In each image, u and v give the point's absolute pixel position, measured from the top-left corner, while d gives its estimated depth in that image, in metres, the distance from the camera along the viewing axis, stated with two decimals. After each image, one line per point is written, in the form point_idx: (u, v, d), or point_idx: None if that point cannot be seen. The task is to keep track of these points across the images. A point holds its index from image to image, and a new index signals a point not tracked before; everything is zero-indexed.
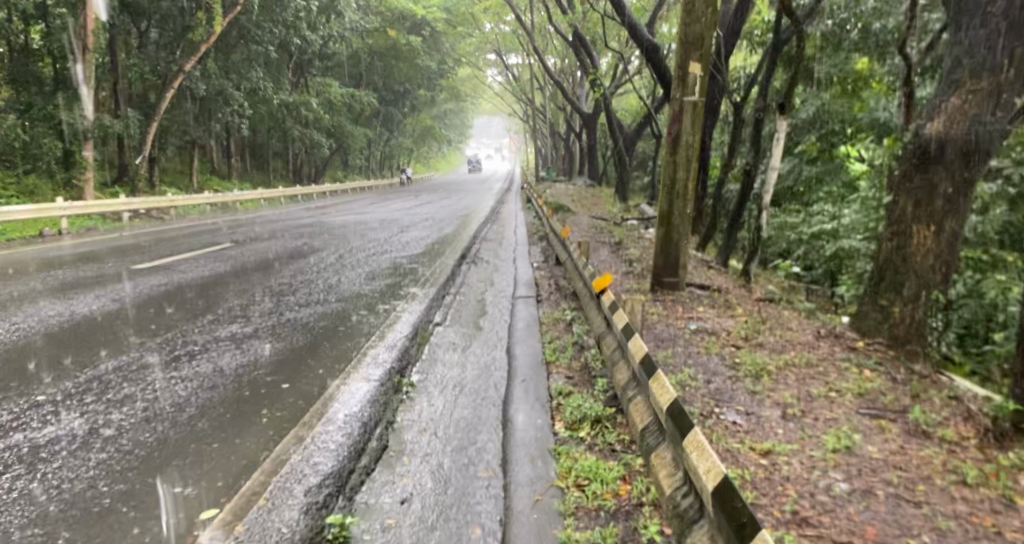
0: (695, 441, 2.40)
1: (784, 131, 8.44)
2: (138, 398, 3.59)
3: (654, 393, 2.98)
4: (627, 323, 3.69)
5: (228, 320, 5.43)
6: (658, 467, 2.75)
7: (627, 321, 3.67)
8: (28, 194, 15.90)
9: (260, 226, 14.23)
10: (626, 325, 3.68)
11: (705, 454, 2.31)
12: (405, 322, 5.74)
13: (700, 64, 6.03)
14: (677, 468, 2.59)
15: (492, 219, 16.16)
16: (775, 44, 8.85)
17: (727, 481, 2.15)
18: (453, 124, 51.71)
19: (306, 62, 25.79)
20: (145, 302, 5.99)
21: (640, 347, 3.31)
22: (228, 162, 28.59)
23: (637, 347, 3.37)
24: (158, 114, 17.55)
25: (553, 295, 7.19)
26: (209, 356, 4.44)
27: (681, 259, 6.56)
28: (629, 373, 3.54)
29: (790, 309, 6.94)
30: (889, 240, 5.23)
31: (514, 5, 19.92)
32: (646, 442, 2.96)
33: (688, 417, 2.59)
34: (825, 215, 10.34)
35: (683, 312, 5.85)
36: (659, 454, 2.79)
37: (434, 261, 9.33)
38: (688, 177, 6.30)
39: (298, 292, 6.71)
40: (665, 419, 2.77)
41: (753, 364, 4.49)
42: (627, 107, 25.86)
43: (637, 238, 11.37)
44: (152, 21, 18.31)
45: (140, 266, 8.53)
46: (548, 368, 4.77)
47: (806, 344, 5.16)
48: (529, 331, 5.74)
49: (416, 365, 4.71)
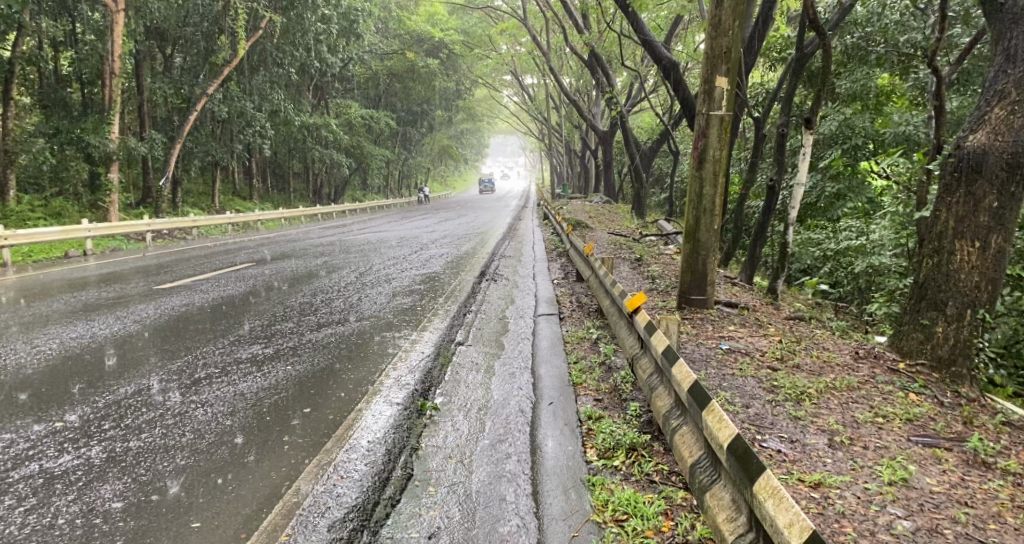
0: (767, 485, 2.27)
1: (810, 145, 8.25)
2: (157, 423, 3.46)
3: (706, 425, 2.82)
4: (668, 346, 3.49)
5: (247, 342, 5.32)
6: (715, 509, 2.60)
7: (669, 344, 3.48)
8: (53, 216, 16.10)
9: (278, 245, 14.24)
10: (667, 348, 3.48)
11: (782, 501, 2.18)
12: (425, 342, 5.60)
13: (727, 78, 5.91)
14: (740, 512, 2.45)
15: (509, 236, 16.06)
16: (798, 58, 8.69)
17: (813, 538, 1.99)
18: (469, 143, 51.88)
19: (324, 83, 26.07)
20: (164, 323, 5.92)
21: (687, 375, 3.12)
22: (247, 183, 28.89)
23: (683, 374, 3.18)
24: (180, 135, 17.73)
25: (577, 313, 7.03)
26: (229, 379, 4.31)
27: (709, 277, 6.37)
28: (671, 401, 3.36)
29: (823, 327, 6.72)
30: (928, 256, 5.02)
31: (530, 25, 20.02)
32: (698, 479, 2.80)
33: (753, 457, 2.44)
34: (852, 230, 10.10)
35: (713, 331, 5.66)
36: (715, 494, 2.64)
37: (453, 279, 9.22)
38: (716, 193, 6.15)
39: (317, 311, 6.62)
40: (722, 457, 2.62)
41: (793, 388, 4.29)
42: (644, 124, 25.79)
43: (657, 254, 11.19)
44: (175, 44, 18.62)
45: (160, 286, 8.50)
46: (576, 391, 4.60)
47: (845, 365, 4.94)
48: (553, 351, 5.58)
49: (439, 387, 4.55)
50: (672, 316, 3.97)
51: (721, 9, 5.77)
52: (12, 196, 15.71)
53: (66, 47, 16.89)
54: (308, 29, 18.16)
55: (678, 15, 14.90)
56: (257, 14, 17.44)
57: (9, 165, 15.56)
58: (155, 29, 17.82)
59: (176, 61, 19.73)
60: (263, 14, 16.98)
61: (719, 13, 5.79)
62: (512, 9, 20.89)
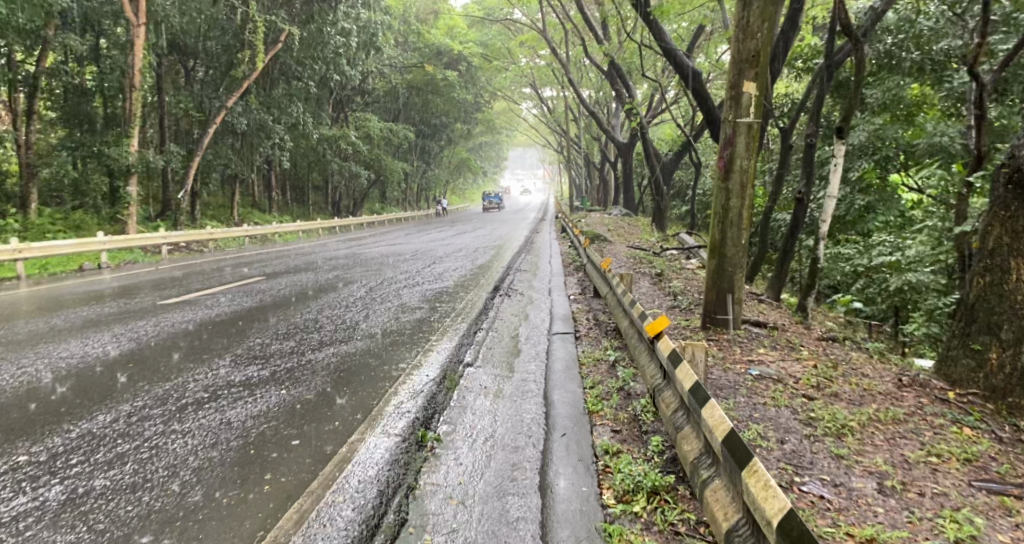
0: None
1: (843, 156, 7.81)
2: (128, 458, 3.23)
3: (746, 485, 2.44)
4: (697, 382, 3.07)
5: (244, 363, 5.08)
6: None
7: (697, 381, 3.06)
8: (73, 229, 16.00)
9: (292, 258, 14.05)
10: (696, 386, 3.06)
11: None
12: (432, 364, 5.27)
13: (755, 83, 5.54)
14: None
15: (526, 249, 15.76)
16: (828, 66, 8.28)
17: None
18: (486, 155, 51.42)
19: (343, 96, 26.11)
20: (161, 343, 5.67)
21: (722, 423, 2.71)
22: (265, 196, 28.90)
23: (716, 420, 2.78)
24: (200, 148, 17.68)
25: (594, 332, 6.66)
26: (217, 406, 4.05)
27: (735, 295, 5.95)
28: (701, 446, 2.96)
29: (858, 350, 6.27)
30: (981, 275, 4.57)
31: (549, 36, 19.77)
32: None
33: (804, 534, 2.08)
34: (886, 245, 9.59)
35: (741, 355, 5.25)
36: None
37: (466, 294, 8.90)
38: (744, 205, 5.76)
39: (321, 329, 6.34)
40: (764, 529, 2.25)
41: (832, 420, 3.88)
42: (665, 136, 25.48)
43: (679, 269, 10.77)
44: (197, 57, 18.71)
45: (166, 301, 8.30)
46: (592, 420, 4.24)
47: (888, 394, 4.50)
48: (568, 374, 5.21)
49: (443, 415, 4.22)
50: (698, 341, 3.57)
51: (749, 11, 5.42)
52: (33, 209, 15.76)
53: (91, 62, 17.04)
54: (328, 42, 18.06)
55: (700, 24, 14.57)
56: (277, 27, 17.44)
57: (31, 178, 15.62)
58: (177, 43, 17.89)
59: (197, 75, 19.81)
60: (283, 27, 16.96)
61: (748, 14, 5.43)
62: (532, 22, 20.71)
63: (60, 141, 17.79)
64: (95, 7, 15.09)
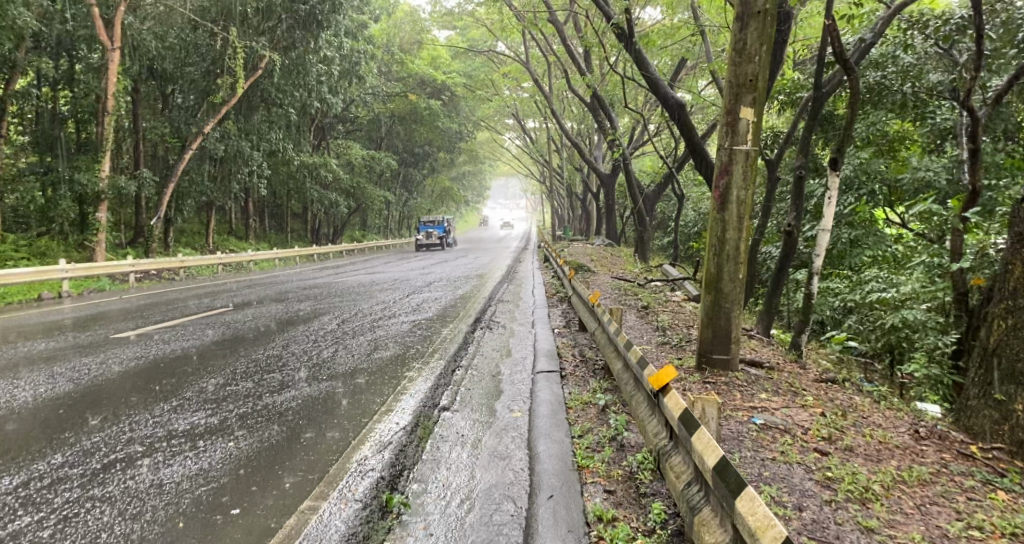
0: None
1: (837, 188, 7.48)
2: (24, 539, 2.88)
3: None
4: (723, 458, 2.60)
5: (190, 409, 4.53)
6: None
7: (723, 458, 2.60)
8: (36, 256, 15.23)
9: (265, 287, 13.44)
10: (721, 462, 2.59)
11: None
12: (404, 409, 4.75)
13: (753, 109, 5.20)
14: None
15: (508, 279, 15.37)
16: (818, 97, 8.05)
17: None
18: (470, 184, 51.32)
19: (324, 123, 25.78)
20: (104, 384, 5.11)
21: (765, 524, 2.24)
22: (242, 222, 28.07)
23: (754, 516, 2.31)
24: (174, 174, 17.06)
25: (581, 371, 6.19)
26: (150, 463, 3.56)
27: (733, 333, 5.54)
28: (726, 535, 2.51)
29: (861, 393, 5.89)
30: (1001, 318, 4.23)
31: (533, 69, 19.71)
32: None
33: None
34: (878, 280, 9.29)
35: (742, 400, 4.80)
36: None
37: (444, 327, 8.40)
38: (740, 238, 5.38)
39: (285, 367, 5.81)
40: None
41: (855, 481, 3.44)
42: (647, 168, 25.52)
43: (666, 302, 10.43)
44: (173, 82, 18.25)
45: (119, 334, 7.68)
46: (583, 476, 3.78)
47: (907, 447, 4.07)
48: (555, 420, 4.72)
49: (414, 473, 3.73)
50: (708, 394, 3.12)
51: (746, 33, 5.12)
52: None
53: (63, 85, 16.50)
54: (309, 69, 17.69)
55: (685, 56, 14.49)
56: (256, 53, 17.08)
57: None
58: (153, 67, 17.42)
59: (173, 100, 19.33)
60: (262, 53, 16.58)
61: (744, 37, 5.14)
62: (515, 54, 20.61)
63: (28, 165, 17.08)
64: (68, 30, 14.57)
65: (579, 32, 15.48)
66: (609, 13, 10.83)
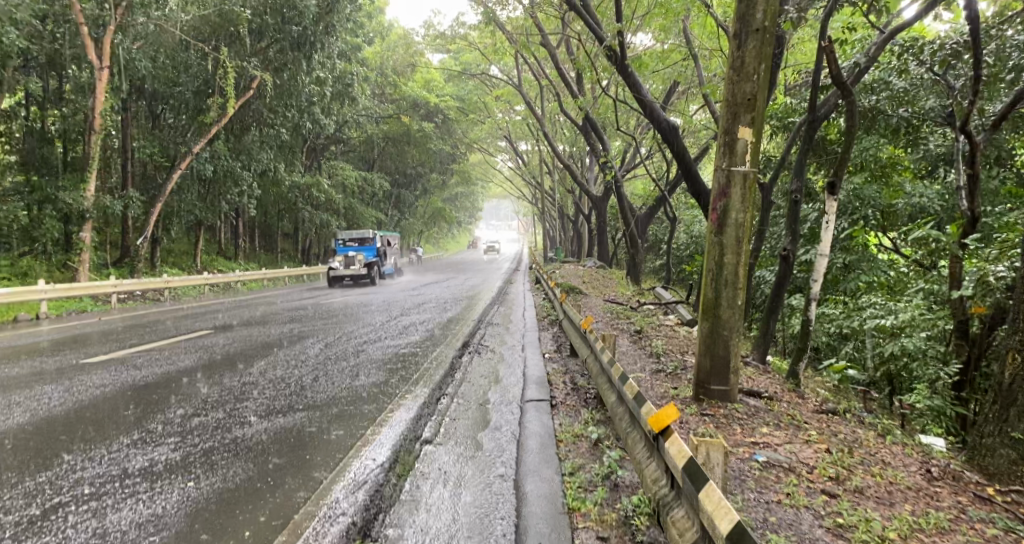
0: None
1: (835, 212, 7.29)
2: None
3: None
4: (738, 525, 2.31)
5: (151, 442, 4.23)
6: None
7: (738, 525, 2.30)
8: (17, 276, 14.83)
9: (250, 308, 13.09)
10: (737, 530, 2.29)
11: None
12: (383, 443, 4.44)
13: (751, 129, 5.01)
14: None
15: (498, 301, 15.11)
16: (813, 120, 7.91)
17: None
18: (462, 205, 51.25)
19: (316, 144, 25.60)
20: (63, 413, 4.80)
21: None
22: (231, 242, 27.69)
23: None
24: (162, 194, 16.73)
25: (572, 400, 5.89)
26: (95, 509, 3.32)
27: (732, 363, 5.29)
28: None
29: (864, 425, 5.66)
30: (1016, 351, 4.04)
31: (525, 92, 19.64)
32: None
33: None
34: (876, 306, 9.08)
35: (743, 435, 4.52)
36: None
37: (431, 351, 8.10)
38: (739, 262, 5.15)
39: (260, 395, 5.50)
40: None
41: (871, 530, 3.19)
42: (639, 191, 25.44)
43: (659, 326, 10.19)
44: (162, 102, 18.02)
45: (90, 359, 7.33)
46: (574, 521, 3.49)
47: (920, 489, 3.81)
48: (544, 454, 4.43)
49: (388, 519, 3.43)
50: (714, 437, 2.83)
51: (744, 51, 4.95)
52: None
53: (50, 104, 16.21)
54: (301, 91, 17.48)
55: (677, 80, 14.45)
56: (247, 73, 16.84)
57: None
58: (143, 87, 17.21)
59: (162, 120, 19.08)
60: (254, 73, 16.31)
61: (743, 54, 4.96)
62: (508, 77, 20.54)
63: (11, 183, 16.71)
64: (56, 49, 14.34)
65: (572, 56, 15.39)
66: (600, 35, 10.67)
